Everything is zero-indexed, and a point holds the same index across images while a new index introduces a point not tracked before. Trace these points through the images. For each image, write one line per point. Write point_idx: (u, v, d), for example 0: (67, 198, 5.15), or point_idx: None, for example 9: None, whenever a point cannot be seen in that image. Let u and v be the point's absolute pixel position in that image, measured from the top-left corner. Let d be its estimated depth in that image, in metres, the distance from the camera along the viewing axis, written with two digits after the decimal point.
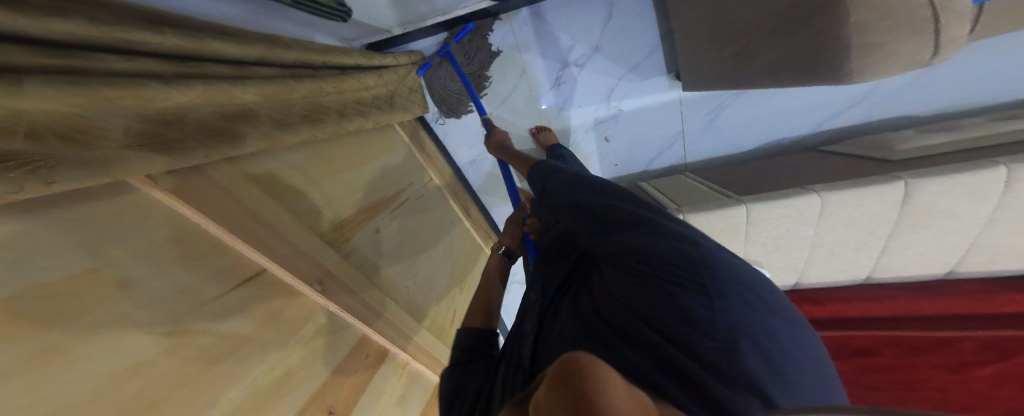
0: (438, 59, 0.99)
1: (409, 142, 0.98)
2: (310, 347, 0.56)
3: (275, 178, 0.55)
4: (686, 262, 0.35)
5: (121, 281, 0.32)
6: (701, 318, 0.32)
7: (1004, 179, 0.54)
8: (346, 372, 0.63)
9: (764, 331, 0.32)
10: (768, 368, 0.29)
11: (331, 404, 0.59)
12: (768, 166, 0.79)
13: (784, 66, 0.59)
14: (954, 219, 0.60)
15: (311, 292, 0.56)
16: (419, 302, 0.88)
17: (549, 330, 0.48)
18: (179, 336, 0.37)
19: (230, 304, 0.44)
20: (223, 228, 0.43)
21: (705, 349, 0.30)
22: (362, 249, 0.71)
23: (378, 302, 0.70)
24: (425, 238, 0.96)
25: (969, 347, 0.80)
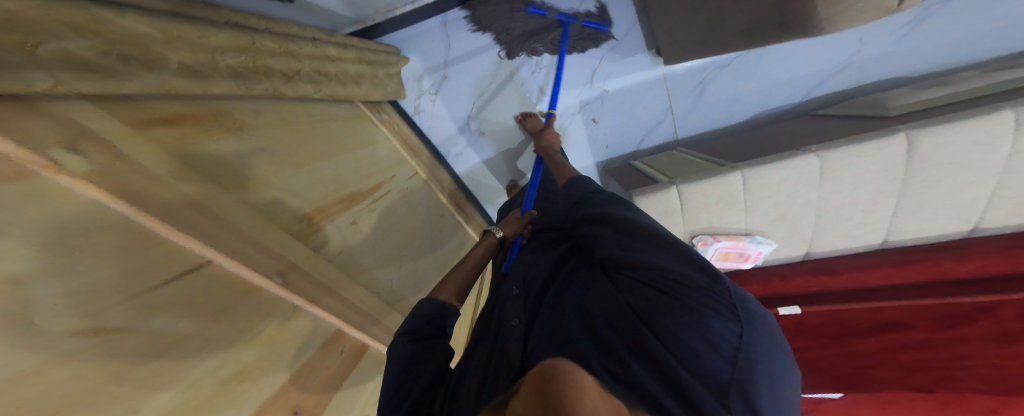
0: (555, 24, 0.88)
1: (389, 135, 0.94)
2: (269, 345, 0.51)
3: (231, 163, 0.50)
4: (725, 294, 0.41)
5: (19, 277, 0.25)
6: (728, 343, 0.37)
7: (1012, 123, 0.50)
8: (312, 371, 0.58)
9: (769, 363, 0.38)
10: (768, 397, 0.35)
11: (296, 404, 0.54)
12: (766, 133, 0.75)
13: (752, 28, 0.57)
14: (966, 170, 0.56)
15: (271, 285, 0.52)
16: (402, 297, 0.84)
17: (542, 326, 0.49)
18: (94, 337, 0.31)
19: (168, 300, 0.38)
20: (151, 215, 0.37)
21: (721, 369, 0.36)
22: (337, 241, 0.67)
23: (352, 295, 0.66)
24: (411, 232, 0.91)
25: (1011, 315, 0.75)
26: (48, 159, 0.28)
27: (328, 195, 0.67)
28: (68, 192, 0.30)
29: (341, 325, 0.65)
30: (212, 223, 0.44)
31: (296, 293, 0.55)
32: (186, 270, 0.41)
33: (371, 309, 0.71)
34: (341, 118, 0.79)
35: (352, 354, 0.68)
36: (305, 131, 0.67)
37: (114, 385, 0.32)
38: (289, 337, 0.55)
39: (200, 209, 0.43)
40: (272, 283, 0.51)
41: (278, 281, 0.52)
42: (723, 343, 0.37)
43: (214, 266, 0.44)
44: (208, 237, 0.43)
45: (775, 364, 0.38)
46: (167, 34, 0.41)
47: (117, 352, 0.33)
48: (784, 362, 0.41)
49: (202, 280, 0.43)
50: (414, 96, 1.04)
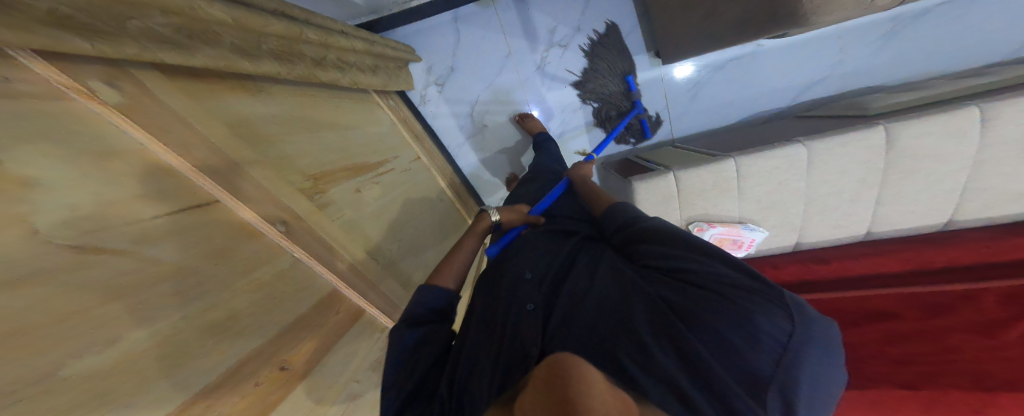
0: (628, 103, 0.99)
1: (396, 121, 0.97)
2: (265, 293, 0.51)
3: (247, 118, 0.52)
4: (776, 296, 0.41)
5: (27, 179, 0.27)
6: (774, 342, 0.38)
7: (978, 117, 0.54)
8: (307, 328, 0.58)
9: (821, 365, 0.38)
10: (808, 397, 0.36)
11: (285, 359, 0.52)
12: (757, 131, 0.79)
13: (748, 21, 0.63)
14: (942, 163, 0.59)
15: (273, 232, 0.54)
16: (402, 271, 0.85)
17: (561, 316, 0.51)
18: (86, 250, 0.31)
19: (171, 228, 0.40)
20: (168, 148, 0.40)
21: (764, 366, 0.37)
22: (342, 205, 0.69)
23: (348, 256, 0.68)
24: (411, 210, 0.92)
25: (993, 303, 0.70)
26: (85, 87, 0.33)
27: (335, 161, 0.70)
28: (77, 113, 0.32)
29: (338, 285, 0.66)
30: (223, 161, 0.47)
31: (297, 244, 0.57)
32: (195, 205, 0.43)
33: (368, 275, 0.73)
34: (354, 97, 0.82)
35: (348, 319, 0.68)
36: (320, 102, 0.70)
37: (105, 296, 0.32)
38: (287, 289, 0.55)
39: (215, 151, 0.46)
40: (277, 231, 0.54)
41: (281, 229, 0.55)
42: (768, 341, 0.38)
43: (220, 206, 0.46)
44: (217, 175, 0.46)
45: (823, 366, 0.38)
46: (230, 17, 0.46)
47: (116, 267, 0.34)
48: (836, 366, 0.40)
49: (208, 217, 0.45)
50: (422, 87, 1.08)
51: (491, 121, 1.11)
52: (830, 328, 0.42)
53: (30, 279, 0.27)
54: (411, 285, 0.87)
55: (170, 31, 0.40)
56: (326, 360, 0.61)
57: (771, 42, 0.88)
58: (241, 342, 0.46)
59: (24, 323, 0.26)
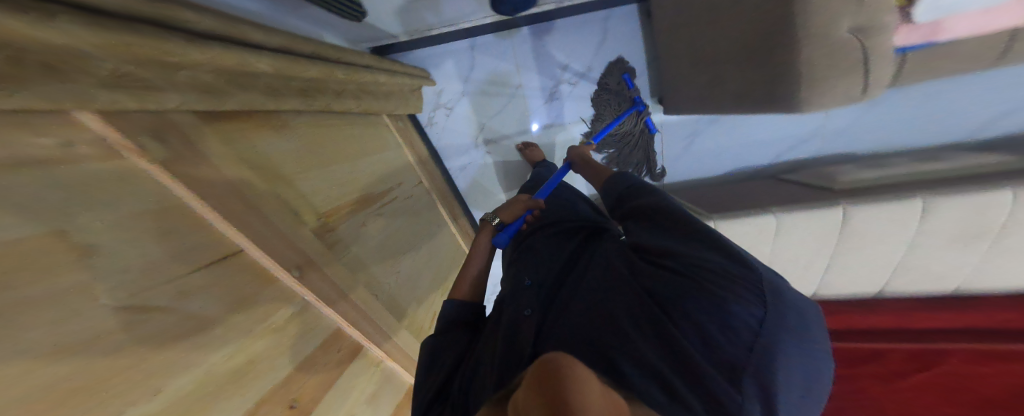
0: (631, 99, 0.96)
1: (402, 144, 0.98)
2: (278, 336, 0.53)
3: (269, 162, 0.54)
4: (753, 282, 0.43)
5: (87, 248, 0.28)
6: (749, 326, 0.40)
7: (920, 207, 0.65)
8: (314, 366, 0.60)
9: (797, 347, 0.40)
10: (788, 381, 0.37)
11: (293, 398, 0.55)
12: (741, 191, 0.88)
13: (751, 94, 0.65)
14: (883, 243, 0.71)
15: (288, 277, 0.54)
16: (398, 302, 0.86)
17: (555, 318, 0.52)
18: (137, 311, 0.32)
19: (201, 282, 0.41)
20: (202, 200, 0.41)
21: (740, 352, 0.38)
22: (348, 241, 0.71)
23: (356, 294, 0.69)
24: (410, 238, 0.95)
25: (896, 358, 0.97)
26: (137, 144, 0.34)
27: (343, 198, 0.71)
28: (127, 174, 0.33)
29: (343, 324, 0.67)
30: (247, 210, 0.47)
31: (309, 288, 0.58)
32: (220, 255, 0.44)
33: (371, 310, 0.73)
34: (365, 125, 0.83)
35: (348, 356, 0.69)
36: (336, 135, 0.72)
37: (150, 354, 0.33)
38: (296, 330, 0.56)
39: (242, 201, 0.46)
40: (291, 277, 0.55)
41: (296, 274, 0.55)
42: (743, 327, 0.40)
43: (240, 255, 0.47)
44: (245, 226, 0.46)
45: (799, 354, 0.40)
46: (280, 67, 0.47)
47: (162, 323, 0.35)
48: (813, 355, 0.41)
49: (229, 268, 0.45)
50: (429, 107, 1.09)
51: (493, 147, 1.13)
52: (807, 313, 0.44)
53: (89, 351, 0.28)
54: (406, 318, 0.89)
55: (219, 83, 0.41)
56: (328, 396, 0.63)
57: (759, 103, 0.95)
58: (252, 385, 0.47)
59: (86, 389, 0.27)
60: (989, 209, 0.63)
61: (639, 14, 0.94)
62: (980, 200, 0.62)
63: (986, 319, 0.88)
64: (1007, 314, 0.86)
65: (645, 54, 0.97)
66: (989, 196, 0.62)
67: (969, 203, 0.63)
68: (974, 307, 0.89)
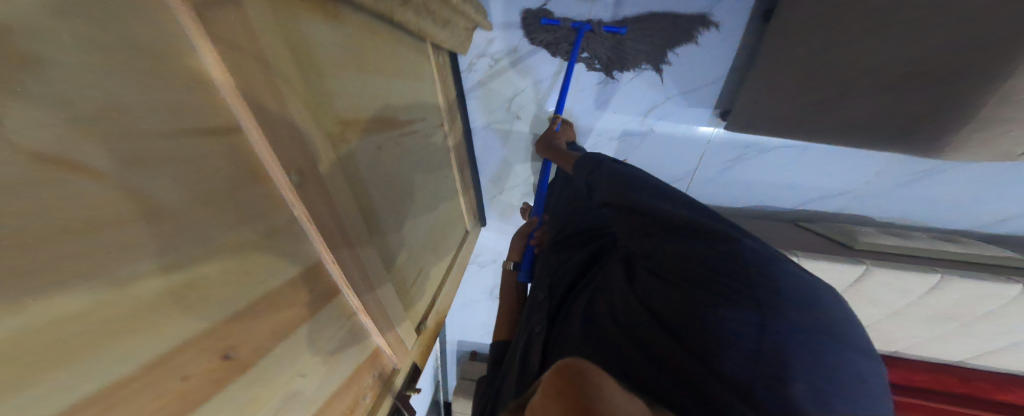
0: (569, 31, 0.90)
1: (437, 79, 0.87)
2: (244, 257, 0.36)
3: (305, 38, 0.44)
4: (744, 276, 0.37)
5: (34, 13, 0.16)
6: (747, 333, 0.34)
7: (933, 282, 0.65)
8: (280, 303, 0.42)
9: (820, 353, 0.32)
10: (821, 401, 0.28)
11: (230, 346, 0.35)
12: (761, 226, 0.90)
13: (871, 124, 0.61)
14: (874, 306, 0.73)
15: (284, 182, 0.40)
16: (389, 249, 0.68)
17: (559, 335, 0.56)
18: (72, 154, 0.19)
19: (174, 150, 0.26)
20: (215, 50, 0.30)
21: (742, 366, 0.32)
22: (360, 164, 0.57)
23: (352, 225, 0.54)
24: (419, 181, 0.80)
25: None
26: None
27: (364, 112, 0.58)
28: None
29: (325, 257, 0.49)
30: (263, 76, 0.36)
31: (302, 201, 0.43)
32: (210, 111, 0.30)
33: (364, 254, 0.58)
34: (409, 46, 0.72)
35: (327, 303, 0.51)
36: (376, 41, 0.61)
37: (97, 216, 0.21)
38: (277, 251, 0.41)
39: (259, 61, 0.35)
40: (288, 180, 0.41)
41: (294, 180, 0.42)
42: (741, 335, 0.34)
43: (231, 122, 0.33)
44: (251, 93, 0.34)
45: (827, 360, 0.31)
46: None
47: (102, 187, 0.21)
48: (852, 360, 0.32)
49: (221, 137, 0.32)
50: (478, 50, 0.98)
51: (528, 116, 1.05)
52: (824, 304, 0.36)
53: (7, 193, 0.16)
54: (399, 275, 0.72)
55: None
56: (279, 350, 0.43)
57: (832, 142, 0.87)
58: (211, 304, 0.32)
59: None
60: (989, 299, 0.65)
61: (756, 11, 0.83)
62: (989, 287, 0.63)
63: (904, 379, 0.96)
64: (921, 376, 0.95)
65: (738, 60, 0.87)
66: (1001, 286, 0.63)
67: (981, 289, 0.64)
68: (901, 367, 0.95)
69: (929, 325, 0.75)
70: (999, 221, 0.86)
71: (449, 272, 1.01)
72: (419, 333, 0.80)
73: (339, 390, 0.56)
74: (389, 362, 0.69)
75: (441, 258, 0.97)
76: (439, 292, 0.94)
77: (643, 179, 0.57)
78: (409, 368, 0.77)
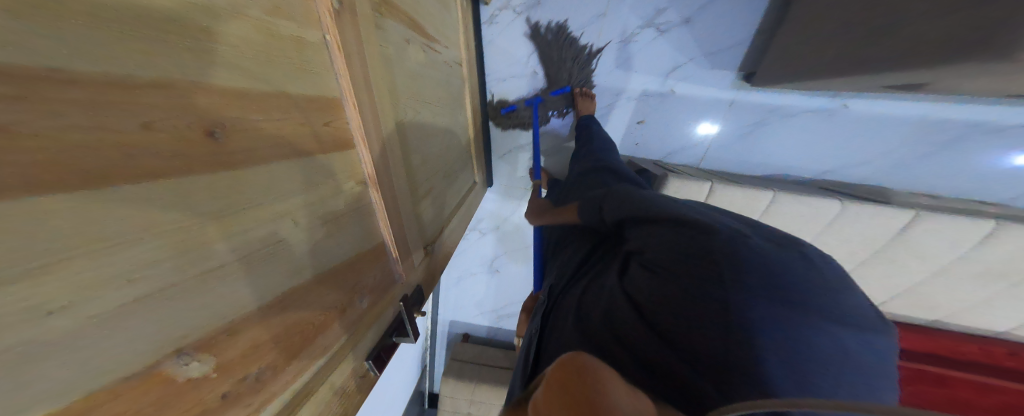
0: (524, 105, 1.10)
1: (461, 17, 0.89)
2: (265, 40, 0.31)
3: None
4: (711, 261, 0.42)
5: None
6: (715, 312, 0.38)
7: (987, 230, 0.65)
8: (301, 129, 0.37)
9: (783, 329, 0.36)
10: (782, 371, 0.34)
11: (221, 123, 0.27)
12: (784, 185, 0.87)
13: (926, 44, 0.55)
14: (919, 259, 0.74)
15: (326, 7, 0.39)
16: (409, 149, 0.65)
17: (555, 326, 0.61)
18: None
19: None
20: None
21: (714, 344, 0.37)
22: (392, 44, 0.56)
23: (379, 95, 0.52)
24: (439, 102, 0.79)
25: None
26: None
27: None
28: None
29: (347, 101, 0.45)
30: None
31: (337, 31, 0.41)
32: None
33: (385, 132, 0.54)
34: None
35: (346, 164, 0.47)
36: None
37: None
38: (306, 67, 0.38)
39: None
40: (329, 3, 0.39)
41: (334, 5, 0.40)
42: (710, 315, 0.39)
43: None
44: None
45: (788, 337, 0.36)
46: None
47: None
48: (819, 332, 0.36)
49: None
50: (499, 3, 1.00)
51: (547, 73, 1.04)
52: (802, 284, 0.39)
53: None
54: (414, 186, 0.69)
55: None
56: (284, 177, 0.36)
57: (857, 103, 0.86)
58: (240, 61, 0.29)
59: None
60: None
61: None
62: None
63: (946, 349, 0.90)
64: (966, 345, 0.89)
65: (759, 21, 0.85)
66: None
67: None
68: (939, 335, 0.92)
69: (976, 285, 0.74)
70: None
71: (456, 212, 0.97)
72: (424, 254, 0.77)
73: (343, 270, 0.50)
74: (393, 272, 0.64)
75: (451, 198, 0.94)
76: (444, 230, 0.89)
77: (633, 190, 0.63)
78: (411, 288, 0.72)
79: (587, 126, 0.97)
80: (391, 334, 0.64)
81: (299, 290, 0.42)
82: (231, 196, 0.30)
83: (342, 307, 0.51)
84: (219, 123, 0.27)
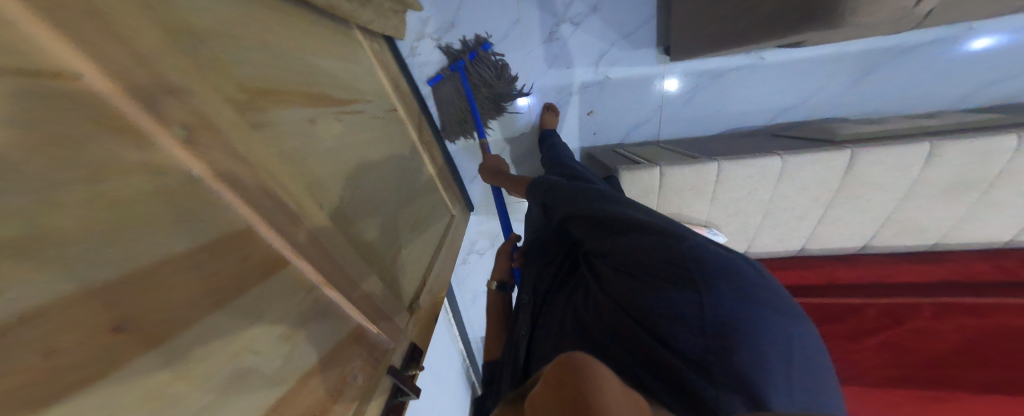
0: (449, 73, 1.01)
1: (375, 63, 0.87)
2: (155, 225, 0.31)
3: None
4: (683, 264, 0.43)
5: None
6: (693, 313, 0.40)
7: (925, 150, 0.71)
8: (223, 282, 0.38)
9: (754, 325, 0.37)
10: (756, 368, 0.34)
11: (127, 315, 0.27)
12: (738, 143, 0.88)
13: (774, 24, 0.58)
14: (879, 189, 0.79)
15: (193, 163, 0.35)
16: (353, 223, 0.65)
17: (544, 332, 0.63)
18: None
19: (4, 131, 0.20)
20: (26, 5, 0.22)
21: (694, 345, 0.38)
22: (286, 132, 0.52)
23: (286, 197, 0.49)
24: (375, 161, 0.77)
25: (872, 314, 0.98)
26: None
27: (286, 85, 0.54)
28: None
29: (258, 225, 0.44)
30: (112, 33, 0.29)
31: (217, 176, 0.38)
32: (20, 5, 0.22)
33: (318, 230, 0.54)
34: (329, 29, 0.71)
35: (286, 280, 0.48)
36: (276, 13, 0.56)
37: None
38: (191, 221, 0.35)
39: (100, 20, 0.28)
40: (190, 155, 0.35)
41: (180, 135, 0.34)
42: (689, 316, 0.40)
43: (60, 47, 0.25)
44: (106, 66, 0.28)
45: (757, 330, 0.37)
46: None
47: None
48: (777, 324, 0.38)
49: (49, 66, 0.24)
50: (415, 36, 0.99)
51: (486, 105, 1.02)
52: (765, 284, 0.42)
53: None
54: (370, 254, 0.69)
55: None
56: (219, 331, 0.37)
57: (769, 55, 0.89)
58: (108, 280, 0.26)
59: None
60: (989, 158, 0.71)
61: None
62: (983, 144, 0.69)
63: (959, 272, 0.95)
64: (980, 267, 0.94)
65: None
66: (992, 141, 0.69)
67: (976, 148, 0.70)
68: (948, 261, 0.96)
69: (948, 198, 0.81)
70: (966, 95, 0.92)
71: (438, 250, 1.00)
72: (411, 312, 0.79)
73: (325, 363, 0.54)
74: (380, 340, 0.67)
75: (425, 240, 0.95)
76: (426, 275, 0.92)
77: (604, 193, 0.64)
78: (405, 348, 0.74)
79: (549, 138, 0.98)
80: (396, 395, 0.68)
81: (272, 411, 0.43)
82: (160, 379, 0.30)
83: (337, 391, 0.54)
84: (127, 316, 0.28)
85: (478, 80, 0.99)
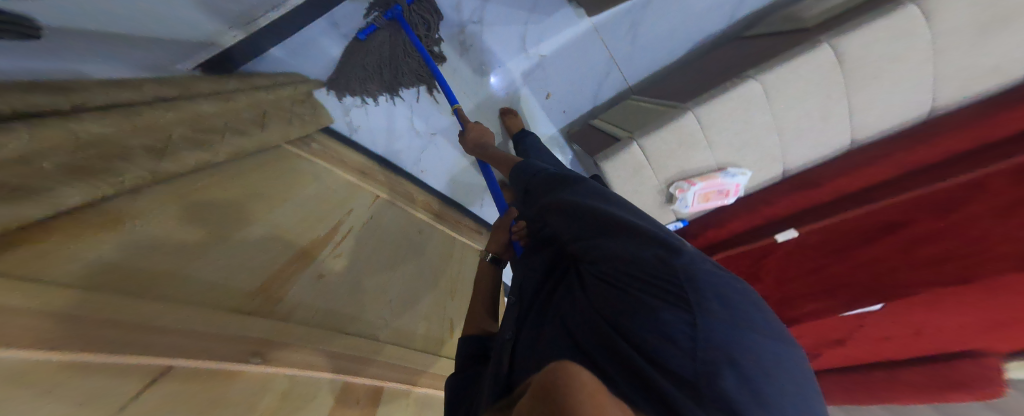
0: (384, 22, 0.93)
1: (323, 161, 0.84)
2: None
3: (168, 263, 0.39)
4: (676, 279, 0.39)
5: None
6: (684, 334, 0.35)
7: (915, 12, 0.70)
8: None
9: (744, 349, 0.33)
10: (749, 397, 0.29)
11: None
12: (716, 61, 0.96)
13: None
14: (888, 60, 0.77)
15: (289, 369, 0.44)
16: (399, 328, 0.74)
17: (528, 334, 0.55)
18: None
19: None
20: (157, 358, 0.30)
21: (684, 364, 0.32)
22: (303, 301, 0.56)
23: (356, 348, 0.58)
24: (388, 258, 0.82)
25: (998, 185, 0.77)
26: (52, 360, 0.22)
27: (285, 255, 0.57)
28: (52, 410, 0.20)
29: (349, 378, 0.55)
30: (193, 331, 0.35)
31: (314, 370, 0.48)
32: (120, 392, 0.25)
33: (389, 358, 0.65)
34: (268, 164, 0.68)
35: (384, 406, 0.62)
36: (216, 187, 0.53)
37: None
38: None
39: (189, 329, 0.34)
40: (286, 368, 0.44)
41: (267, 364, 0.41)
42: (681, 335, 0.35)
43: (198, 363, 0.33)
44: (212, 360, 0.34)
45: (747, 354, 0.33)
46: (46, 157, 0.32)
47: None
48: (766, 351, 0.35)
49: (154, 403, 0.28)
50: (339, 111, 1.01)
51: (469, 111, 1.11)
52: (749, 306, 0.39)
53: None
54: (417, 340, 0.78)
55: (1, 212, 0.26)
56: None
57: None
58: None
59: None
60: None
61: None
62: None
63: None
64: None
65: None
66: None
67: None
68: None
69: (984, 39, 0.73)
70: None
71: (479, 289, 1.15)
72: None
73: None
74: None
75: (462, 292, 1.05)
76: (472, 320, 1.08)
77: (590, 187, 0.58)
78: None
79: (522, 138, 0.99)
80: None
81: None
82: None
83: None
84: None
85: (417, 25, 0.94)
